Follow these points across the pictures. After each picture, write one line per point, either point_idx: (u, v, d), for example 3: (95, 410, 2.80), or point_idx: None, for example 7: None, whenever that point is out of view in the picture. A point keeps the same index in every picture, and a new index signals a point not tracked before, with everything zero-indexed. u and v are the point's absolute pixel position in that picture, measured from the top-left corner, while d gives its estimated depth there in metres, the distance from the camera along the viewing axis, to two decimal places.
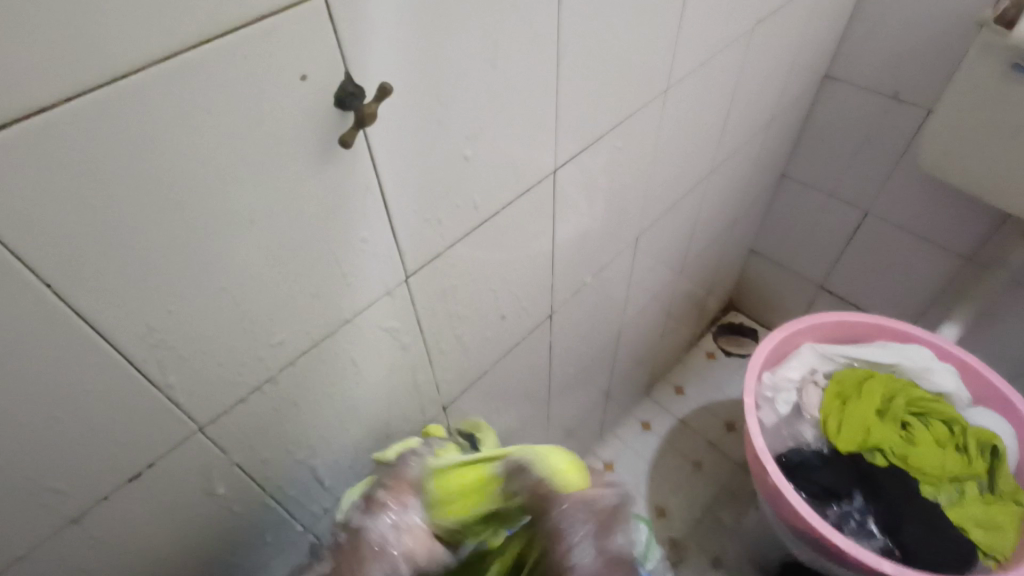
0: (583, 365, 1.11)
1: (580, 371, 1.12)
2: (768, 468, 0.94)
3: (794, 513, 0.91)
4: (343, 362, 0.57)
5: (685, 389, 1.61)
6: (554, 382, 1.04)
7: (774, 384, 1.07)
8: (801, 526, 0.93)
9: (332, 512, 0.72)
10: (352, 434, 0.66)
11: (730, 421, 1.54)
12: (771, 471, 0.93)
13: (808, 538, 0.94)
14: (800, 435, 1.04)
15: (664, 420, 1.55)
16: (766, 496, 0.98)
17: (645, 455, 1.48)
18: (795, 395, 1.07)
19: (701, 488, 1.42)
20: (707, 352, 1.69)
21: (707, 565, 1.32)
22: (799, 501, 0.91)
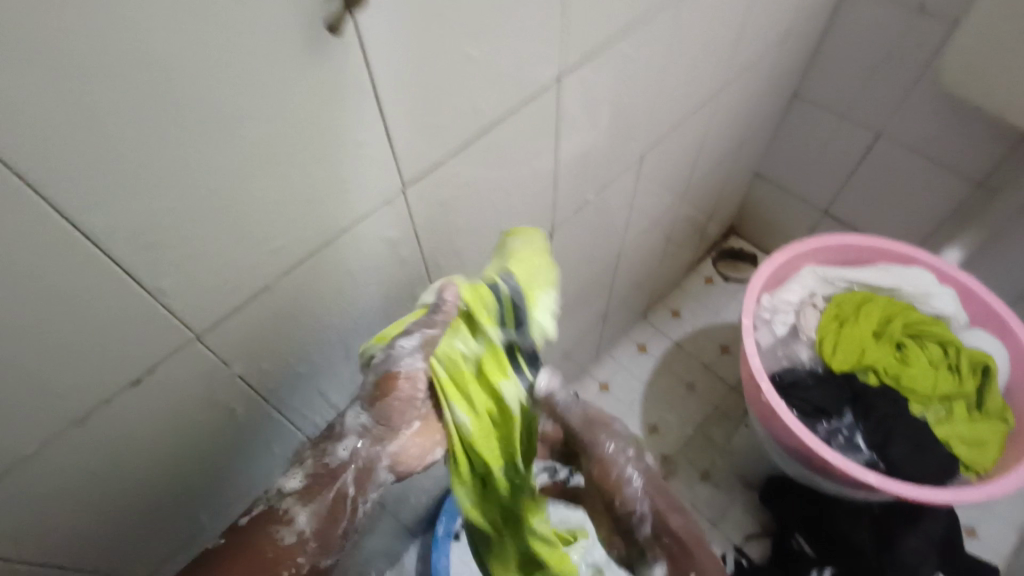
0: (581, 286, 1.11)
1: (578, 292, 1.12)
2: (761, 387, 0.96)
3: (785, 428, 0.94)
4: (341, 272, 0.56)
5: (682, 313, 1.62)
6: None
7: (773, 306, 1.08)
8: (790, 441, 0.96)
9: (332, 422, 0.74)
10: (351, 346, 0.66)
11: (725, 343, 1.56)
12: (765, 389, 0.96)
13: (797, 452, 0.98)
14: (795, 355, 1.05)
15: (660, 343, 1.57)
16: (759, 413, 1.01)
17: (640, 374, 1.52)
18: (793, 317, 1.08)
19: (693, 407, 1.47)
20: (706, 278, 1.68)
21: (696, 477, 1.37)
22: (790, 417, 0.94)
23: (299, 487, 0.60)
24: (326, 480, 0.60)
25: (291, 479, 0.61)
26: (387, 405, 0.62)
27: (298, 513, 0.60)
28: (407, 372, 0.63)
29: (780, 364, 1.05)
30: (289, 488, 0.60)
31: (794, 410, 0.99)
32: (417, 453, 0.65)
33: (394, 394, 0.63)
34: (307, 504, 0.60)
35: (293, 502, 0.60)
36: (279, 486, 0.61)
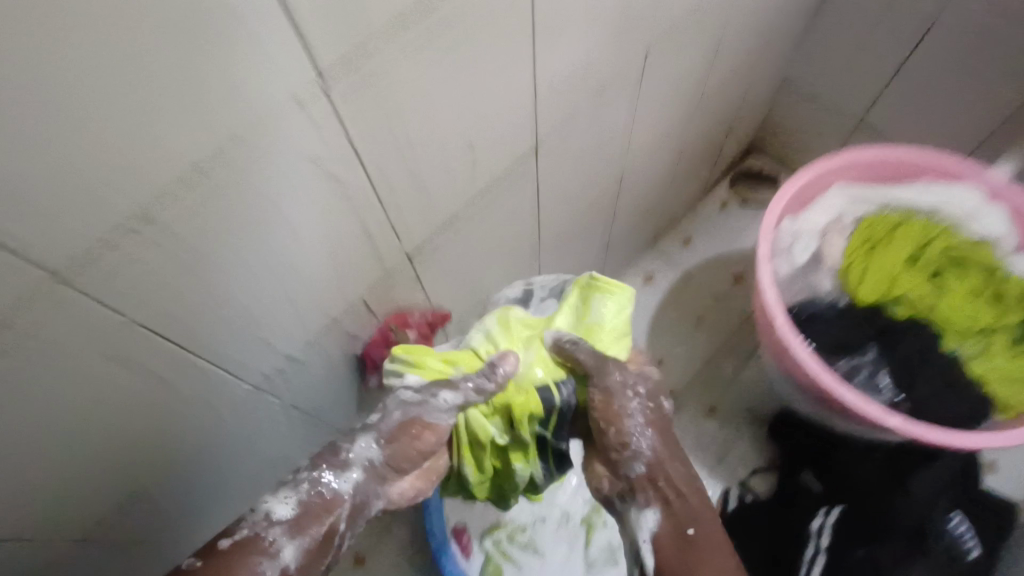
0: (579, 211, 1.00)
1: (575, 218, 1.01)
2: (776, 320, 0.86)
3: (799, 366, 0.85)
4: (250, 195, 0.45)
5: (693, 241, 1.50)
6: (546, 229, 0.93)
7: (794, 232, 0.94)
8: (804, 378, 0.87)
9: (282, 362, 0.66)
10: (289, 283, 0.56)
11: (740, 273, 1.45)
12: (779, 322, 0.86)
13: (809, 389, 0.90)
14: (816, 286, 0.94)
15: (668, 273, 1.46)
16: (770, 348, 0.91)
17: (646, 306, 1.43)
18: (816, 243, 0.95)
19: (702, 340, 1.38)
20: (721, 202, 1.55)
21: (702, 413, 1.31)
22: (805, 354, 0.85)
23: (290, 516, 0.65)
24: (322, 510, 0.67)
25: (280, 505, 0.65)
26: (407, 445, 0.73)
27: (284, 548, 0.63)
28: (431, 424, 0.75)
29: (799, 296, 0.94)
30: (278, 517, 0.64)
31: (809, 344, 0.89)
32: (411, 493, 0.77)
33: (412, 440, 0.73)
34: (294, 538, 0.64)
35: (281, 530, 0.64)
36: (265, 511, 0.64)
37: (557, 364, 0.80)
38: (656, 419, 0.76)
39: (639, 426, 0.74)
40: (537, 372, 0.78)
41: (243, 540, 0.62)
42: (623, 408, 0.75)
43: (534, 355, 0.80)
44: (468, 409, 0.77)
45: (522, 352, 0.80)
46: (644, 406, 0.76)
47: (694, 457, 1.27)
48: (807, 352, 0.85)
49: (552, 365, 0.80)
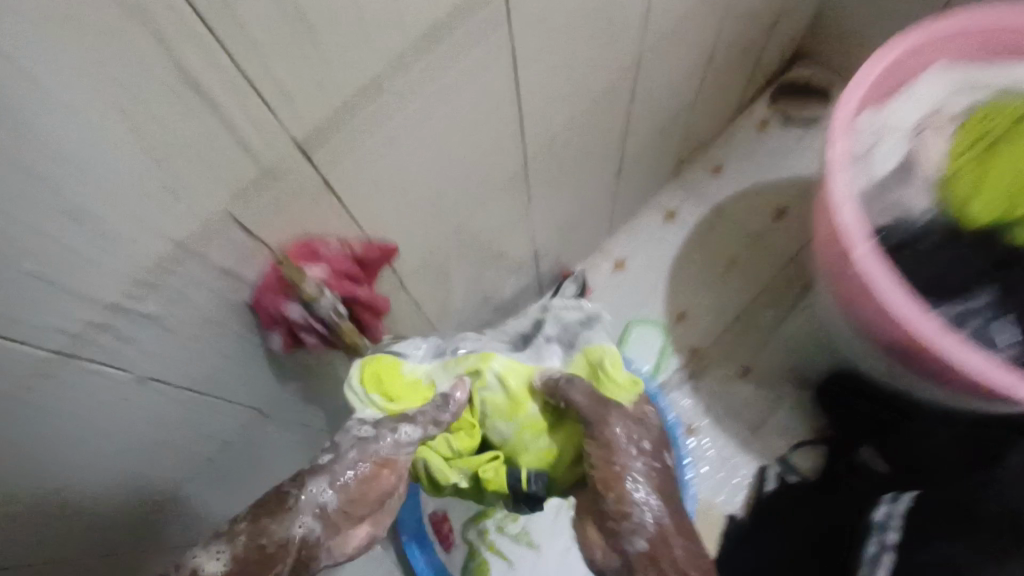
0: (579, 115, 0.75)
1: (574, 125, 0.76)
2: (854, 249, 0.62)
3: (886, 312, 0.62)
4: None
5: (724, 170, 1.25)
6: (532, 136, 0.68)
7: (880, 130, 0.71)
8: (895, 331, 0.62)
9: (128, 322, 0.43)
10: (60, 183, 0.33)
11: (780, 206, 1.20)
12: (860, 254, 0.61)
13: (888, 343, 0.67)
14: (910, 201, 0.73)
15: (693, 208, 1.22)
16: (841, 284, 0.67)
17: (667, 248, 1.19)
18: (909, 145, 0.73)
19: (734, 287, 1.14)
20: (758, 122, 1.28)
21: (734, 375, 1.08)
22: (897, 297, 0.61)
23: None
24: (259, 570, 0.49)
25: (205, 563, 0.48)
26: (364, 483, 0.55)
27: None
28: (387, 462, 0.57)
29: (888, 216, 0.73)
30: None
31: (900, 279, 0.64)
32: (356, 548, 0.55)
33: (375, 483, 0.55)
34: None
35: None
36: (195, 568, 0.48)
37: (547, 449, 0.66)
38: (664, 478, 0.57)
39: (646, 489, 0.55)
40: (513, 447, 0.67)
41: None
42: (620, 470, 0.56)
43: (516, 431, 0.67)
44: (429, 450, 0.67)
45: (503, 425, 0.67)
46: (649, 469, 0.57)
47: (725, 428, 1.05)
48: (899, 294, 0.62)
49: (536, 446, 0.67)
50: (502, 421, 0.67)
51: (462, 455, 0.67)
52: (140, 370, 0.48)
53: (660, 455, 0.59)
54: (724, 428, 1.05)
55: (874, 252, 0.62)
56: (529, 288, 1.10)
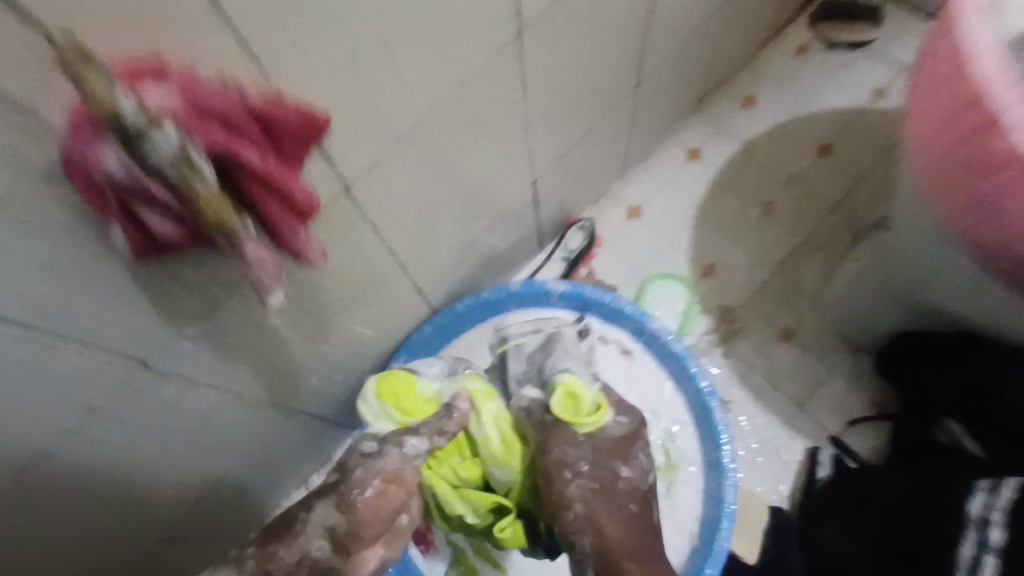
0: None
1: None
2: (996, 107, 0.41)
3: None
4: None
5: (759, 100, 1.04)
6: None
7: None
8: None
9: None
10: None
11: (825, 141, 1.00)
12: (1013, 124, 0.41)
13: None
14: None
15: (722, 145, 1.02)
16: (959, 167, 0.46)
17: (690, 192, 0.99)
18: None
19: (772, 235, 0.95)
20: (798, 45, 1.07)
21: (774, 340, 0.89)
22: None
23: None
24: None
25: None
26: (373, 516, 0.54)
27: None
28: (395, 474, 0.56)
29: None
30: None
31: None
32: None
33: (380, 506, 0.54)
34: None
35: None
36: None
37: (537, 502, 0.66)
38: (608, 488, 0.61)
39: (585, 515, 0.59)
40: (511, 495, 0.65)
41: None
42: (568, 500, 0.60)
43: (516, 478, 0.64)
44: (435, 474, 0.63)
45: (502, 470, 0.64)
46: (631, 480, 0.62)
47: (766, 403, 0.86)
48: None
49: (533, 491, 0.65)
50: (499, 471, 0.64)
51: (468, 485, 0.64)
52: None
53: (611, 466, 0.62)
54: (764, 402, 0.87)
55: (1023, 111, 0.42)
56: (526, 237, 0.90)
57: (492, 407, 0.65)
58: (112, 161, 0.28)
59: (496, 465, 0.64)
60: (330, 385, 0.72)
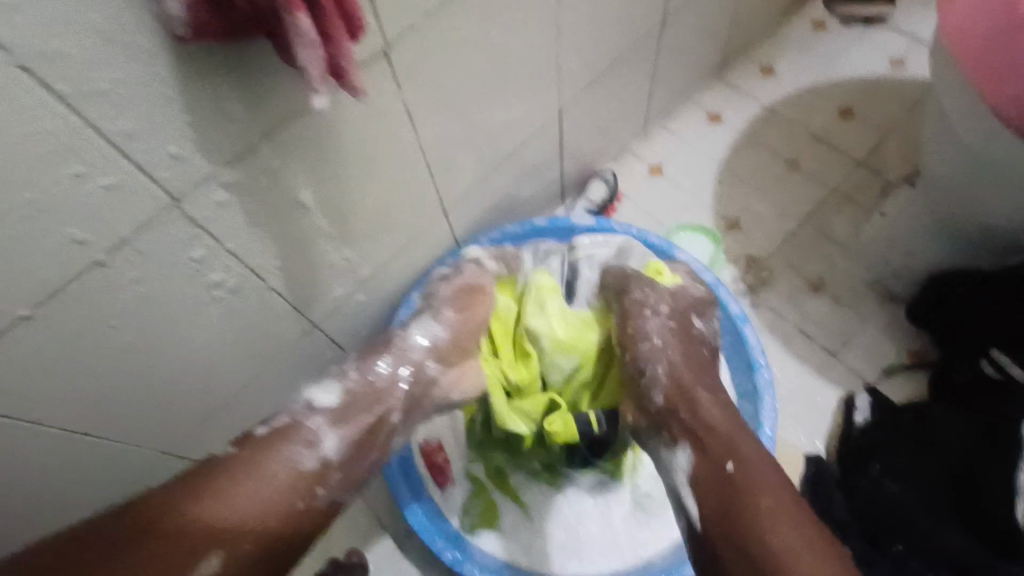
0: None
1: None
2: None
3: None
4: None
5: (777, 69, 1.05)
6: None
7: None
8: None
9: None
10: None
11: (845, 105, 1.00)
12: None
13: None
14: None
15: (742, 108, 1.02)
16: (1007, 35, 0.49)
17: (712, 151, 0.99)
18: None
19: (796, 190, 0.94)
20: (814, 20, 1.09)
21: (804, 289, 0.87)
22: None
23: (334, 405, 0.55)
24: (370, 399, 0.56)
25: (323, 397, 0.55)
26: (462, 326, 0.64)
27: (325, 437, 0.53)
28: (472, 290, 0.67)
29: None
30: (321, 406, 0.55)
31: None
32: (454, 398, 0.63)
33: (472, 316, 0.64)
34: (336, 427, 0.54)
35: (323, 418, 0.54)
36: (307, 400, 0.55)
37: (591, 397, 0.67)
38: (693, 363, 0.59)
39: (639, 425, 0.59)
40: (568, 390, 0.66)
41: (281, 428, 0.52)
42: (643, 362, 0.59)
43: (575, 370, 0.65)
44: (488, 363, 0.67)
45: (562, 360, 0.65)
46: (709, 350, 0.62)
47: (797, 350, 0.84)
48: None
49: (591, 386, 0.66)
50: (555, 362, 0.66)
51: (522, 382, 0.66)
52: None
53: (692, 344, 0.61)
54: (795, 350, 0.84)
55: None
56: (550, 185, 0.89)
57: (552, 297, 0.67)
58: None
59: (555, 358, 0.66)
60: (349, 303, 0.70)
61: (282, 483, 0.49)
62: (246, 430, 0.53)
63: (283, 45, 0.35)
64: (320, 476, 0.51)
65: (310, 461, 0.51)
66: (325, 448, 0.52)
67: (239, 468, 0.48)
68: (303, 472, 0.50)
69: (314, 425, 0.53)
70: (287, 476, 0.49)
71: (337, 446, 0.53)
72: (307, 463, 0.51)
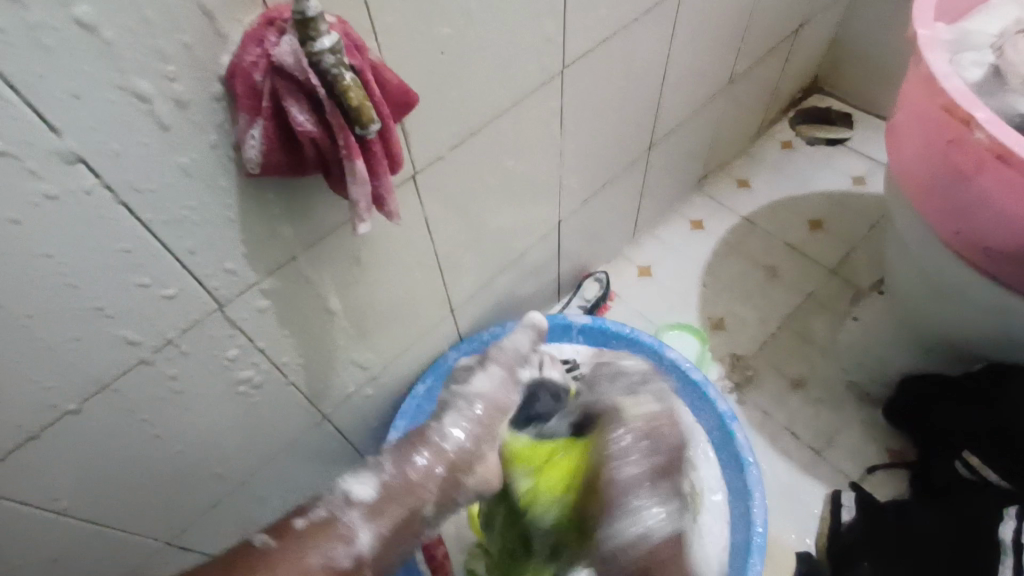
0: (607, 30, 0.65)
1: (603, 44, 0.67)
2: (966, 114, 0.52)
3: (1000, 187, 0.51)
4: None
5: (753, 183, 1.16)
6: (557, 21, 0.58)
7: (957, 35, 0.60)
8: (1023, 219, 0.51)
9: (58, 20, 0.30)
10: None
11: (816, 218, 1.10)
12: (984, 120, 0.51)
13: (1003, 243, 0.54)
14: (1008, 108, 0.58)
15: (723, 218, 1.11)
16: (938, 171, 0.56)
17: (696, 256, 1.07)
18: (991, 56, 0.61)
19: (775, 295, 1.01)
20: (782, 141, 1.21)
21: (787, 388, 0.92)
22: (1005, 174, 0.50)
23: (369, 497, 0.54)
24: (404, 495, 0.54)
25: (359, 489, 0.54)
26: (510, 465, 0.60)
27: (360, 531, 0.52)
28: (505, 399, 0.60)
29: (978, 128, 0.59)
30: (357, 498, 0.54)
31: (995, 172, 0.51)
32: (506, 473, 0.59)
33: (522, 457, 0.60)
34: (372, 521, 0.53)
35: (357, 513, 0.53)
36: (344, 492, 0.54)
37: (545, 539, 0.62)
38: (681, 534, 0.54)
39: None
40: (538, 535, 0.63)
41: (321, 520, 0.52)
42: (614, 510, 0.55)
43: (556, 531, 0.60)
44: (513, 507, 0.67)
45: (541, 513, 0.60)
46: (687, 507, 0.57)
47: (784, 448, 0.87)
48: (1001, 173, 0.51)
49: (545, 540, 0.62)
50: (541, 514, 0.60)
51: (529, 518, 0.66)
52: (68, 135, 0.34)
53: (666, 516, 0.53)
54: (780, 448, 0.87)
55: (986, 113, 0.52)
56: (548, 285, 0.95)
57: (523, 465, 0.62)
58: (286, 51, 0.35)
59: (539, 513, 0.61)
60: (358, 397, 0.73)
61: None
62: (283, 520, 0.53)
63: (337, 179, 0.41)
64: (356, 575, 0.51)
65: (346, 558, 0.51)
66: (360, 543, 0.52)
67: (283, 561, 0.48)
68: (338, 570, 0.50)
69: (349, 521, 0.52)
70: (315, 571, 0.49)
71: (373, 542, 0.52)
72: (342, 559, 0.50)
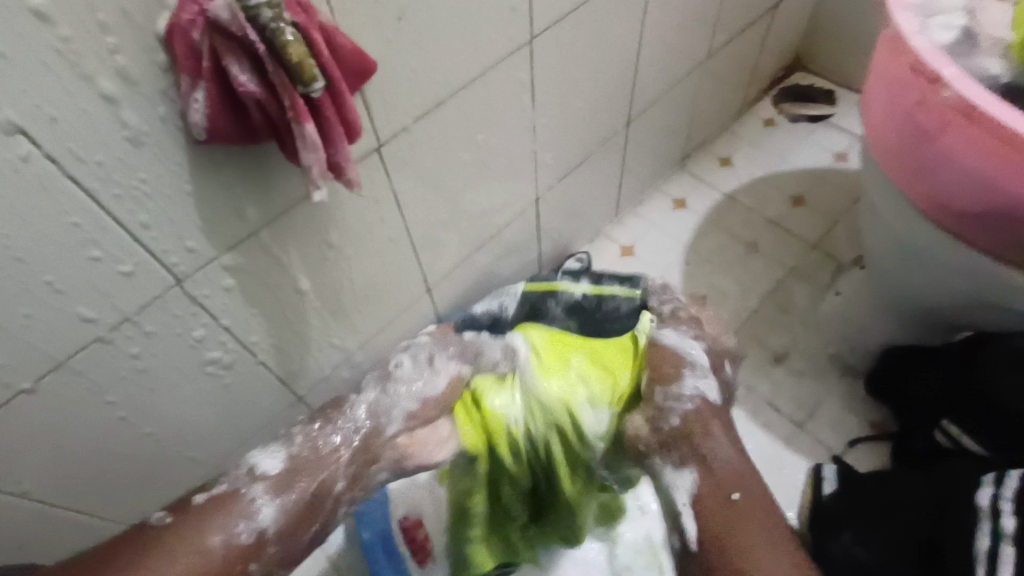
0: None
1: (572, 15, 0.65)
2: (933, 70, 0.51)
3: (970, 147, 0.50)
4: None
5: (734, 160, 1.15)
6: None
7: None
8: (990, 180, 0.50)
9: None
10: None
11: (797, 193, 1.10)
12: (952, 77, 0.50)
13: (976, 208, 0.53)
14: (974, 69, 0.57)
15: (704, 196, 1.11)
16: (911, 132, 0.55)
17: (677, 234, 1.06)
18: (963, 20, 0.59)
19: (756, 270, 1.01)
20: (764, 118, 1.20)
21: (768, 363, 0.92)
22: (978, 131, 0.49)
23: (273, 471, 0.57)
24: (312, 466, 0.59)
25: (261, 511, 0.55)
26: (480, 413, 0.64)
27: (262, 510, 0.55)
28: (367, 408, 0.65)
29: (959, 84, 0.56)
30: (263, 472, 0.58)
31: (968, 128, 0.50)
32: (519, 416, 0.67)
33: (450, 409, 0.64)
34: (277, 496, 0.56)
35: (263, 489, 0.56)
36: (249, 467, 0.57)
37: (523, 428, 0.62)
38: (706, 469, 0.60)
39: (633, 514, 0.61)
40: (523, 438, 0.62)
41: (217, 497, 0.55)
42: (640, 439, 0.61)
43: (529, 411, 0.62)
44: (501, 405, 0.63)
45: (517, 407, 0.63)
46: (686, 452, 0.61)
47: (766, 422, 0.87)
48: (976, 129, 0.50)
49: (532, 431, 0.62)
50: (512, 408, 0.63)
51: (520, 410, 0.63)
52: (3, 102, 0.33)
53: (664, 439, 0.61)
54: (763, 422, 0.87)
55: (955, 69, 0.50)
56: (527, 265, 0.95)
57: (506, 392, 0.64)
58: (221, 6, 0.33)
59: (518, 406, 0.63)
60: (334, 378, 0.73)
61: (215, 561, 0.51)
62: (186, 497, 0.56)
63: (289, 146, 0.40)
64: (256, 550, 0.53)
65: (246, 534, 0.53)
66: (262, 520, 0.54)
67: (181, 548, 0.51)
68: (237, 546, 0.53)
69: (251, 497, 0.55)
70: (215, 548, 0.52)
71: (275, 519, 0.55)
72: (244, 538, 0.53)
